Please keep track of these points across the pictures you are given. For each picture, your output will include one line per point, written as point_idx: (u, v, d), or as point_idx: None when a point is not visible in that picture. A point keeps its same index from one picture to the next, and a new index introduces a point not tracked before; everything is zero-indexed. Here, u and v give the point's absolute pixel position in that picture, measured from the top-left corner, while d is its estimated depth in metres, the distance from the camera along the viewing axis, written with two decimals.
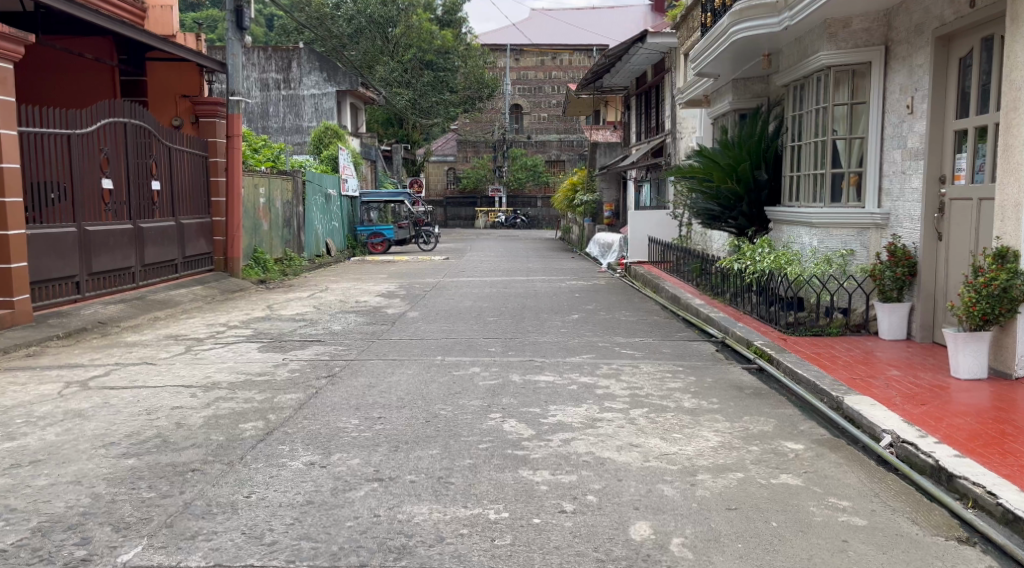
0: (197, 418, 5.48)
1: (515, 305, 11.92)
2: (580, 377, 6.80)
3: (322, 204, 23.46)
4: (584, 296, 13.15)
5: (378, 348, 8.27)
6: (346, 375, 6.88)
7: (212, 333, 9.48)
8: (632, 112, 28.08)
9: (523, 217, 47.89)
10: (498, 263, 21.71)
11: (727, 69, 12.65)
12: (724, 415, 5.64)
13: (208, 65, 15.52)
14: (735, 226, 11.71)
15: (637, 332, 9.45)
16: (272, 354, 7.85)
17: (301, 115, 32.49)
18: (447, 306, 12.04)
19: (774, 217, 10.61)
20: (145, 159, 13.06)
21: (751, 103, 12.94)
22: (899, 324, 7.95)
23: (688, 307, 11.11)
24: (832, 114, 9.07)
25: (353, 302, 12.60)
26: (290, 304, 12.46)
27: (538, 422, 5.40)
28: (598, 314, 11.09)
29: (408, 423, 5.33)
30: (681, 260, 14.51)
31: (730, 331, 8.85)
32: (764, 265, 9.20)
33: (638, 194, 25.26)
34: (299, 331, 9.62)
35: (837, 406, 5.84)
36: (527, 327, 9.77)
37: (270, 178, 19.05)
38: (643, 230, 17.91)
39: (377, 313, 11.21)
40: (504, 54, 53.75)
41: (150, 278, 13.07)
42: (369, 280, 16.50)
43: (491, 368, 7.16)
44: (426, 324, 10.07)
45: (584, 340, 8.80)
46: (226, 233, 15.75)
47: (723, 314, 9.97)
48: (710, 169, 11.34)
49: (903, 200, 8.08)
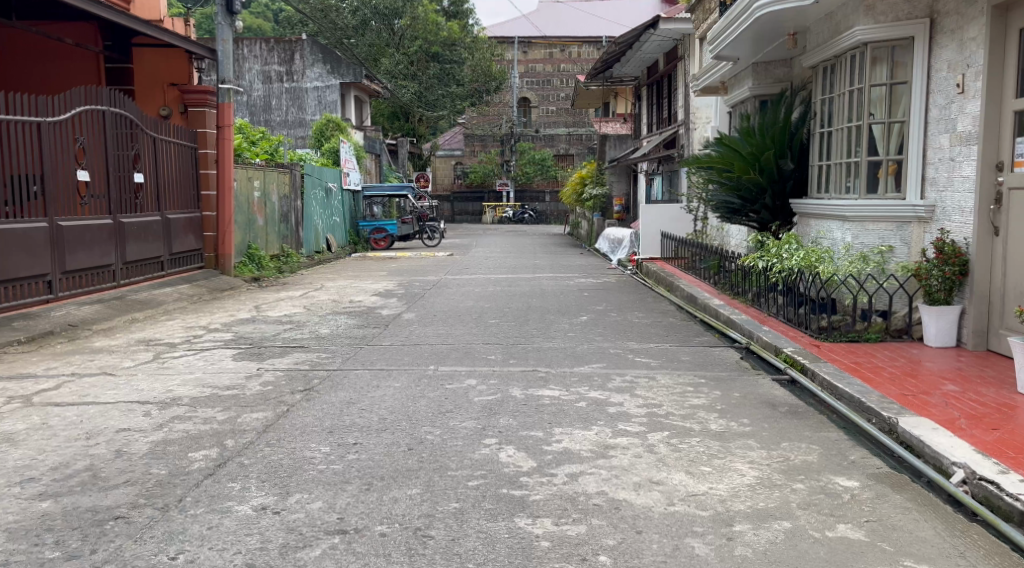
0: (142, 445, 4.68)
1: (519, 305, 11.11)
2: (589, 393, 5.97)
3: (322, 198, 22.72)
4: (594, 296, 12.31)
5: (365, 355, 7.47)
6: (325, 389, 6.07)
7: (188, 338, 8.71)
8: (643, 103, 27.22)
9: (531, 212, 47.18)
10: (505, 260, 20.92)
11: (747, 52, 11.80)
12: (758, 440, 4.80)
13: (198, 52, 14.76)
14: (757, 220, 10.86)
15: (651, 337, 8.62)
16: (246, 363, 7.06)
17: (304, 108, 31.71)
18: (446, 306, 11.23)
19: (800, 210, 9.77)
20: (127, 150, 12.31)
21: (773, 88, 12.10)
22: (948, 328, 7.09)
23: (705, 308, 10.30)
24: (868, 96, 8.22)
25: (347, 302, 11.81)
26: (279, 304, 11.68)
27: (540, 450, 4.58)
28: (609, 316, 10.27)
29: (387, 452, 4.54)
30: (697, 256, 13.69)
31: (756, 336, 8.03)
32: (791, 264, 8.37)
33: (649, 188, 24.41)
34: (284, 335, 8.82)
35: (890, 429, 5.03)
36: (532, 330, 8.94)
37: (266, 171, 18.29)
38: (656, 224, 17.07)
39: (370, 315, 10.42)
40: (511, 46, 52.72)
41: (133, 276, 12.33)
42: (367, 277, 15.73)
43: (491, 381, 6.34)
44: (422, 327, 9.26)
45: (593, 346, 7.97)
46: (217, 229, 15.01)
47: (745, 316, 9.16)
48: (730, 159, 10.48)
49: (951, 191, 7.25)
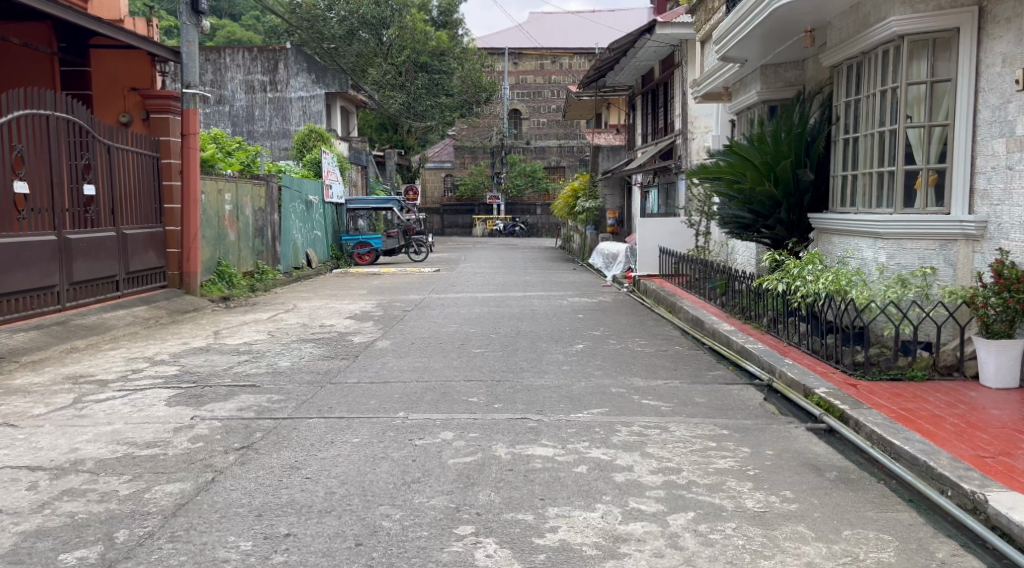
0: (7, 540, 3.56)
1: (507, 331, 10.01)
2: (590, 452, 4.87)
3: (302, 211, 21.60)
4: (590, 319, 11.24)
5: (323, 399, 6.34)
6: (266, 448, 4.95)
7: (125, 374, 7.55)
8: (637, 112, 26.22)
9: (522, 224, 46.63)
10: (494, 275, 19.81)
11: (757, 52, 10.79)
12: (811, 527, 3.72)
13: (161, 54, 13.70)
14: (770, 237, 9.79)
15: (658, 371, 7.53)
16: (180, 408, 5.92)
17: (288, 119, 30.64)
18: (425, 331, 10.11)
19: (821, 225, 8.75)
20: (77, 159, 11.22)
21: (783, 92, 11.13)
22: (1011, 364, 6.04)
23: (714, 333, 9.27)
24: (904, 96, 7.18)
25: (317, 327, 10.66)
26: (241, 329, 10.55)
27: (530, 548, 3.48)
28: (607, 343, 9.18)
29: (326, 551, 3.44)
30: (700, 274, 12.64)
31: (778, 371, 6.99)
32: (816, 288, 7.30)
33: (645, 201, 23.46)
34: (238, 370, 7.66)
35: (976, 508, 3.95)
36: (522, 363, 7.82)
37: (238, 183, 17.15)
38: (654, 239, 15.97)
39: (340, 343, 9.28)
40: (502, 57, 51.79)
41: (82, 298, 11.20)
42: (344, 297, 14.60)
43: (472, 435, 5.22)
44: (398, 358, 8.14)
45: (592, 385, 6.87)
46: (181, 245, 13.90)
47: (763, 345, 8.11)
48: (740, 168, 9.43)
49: (1009, 205, 6.25)
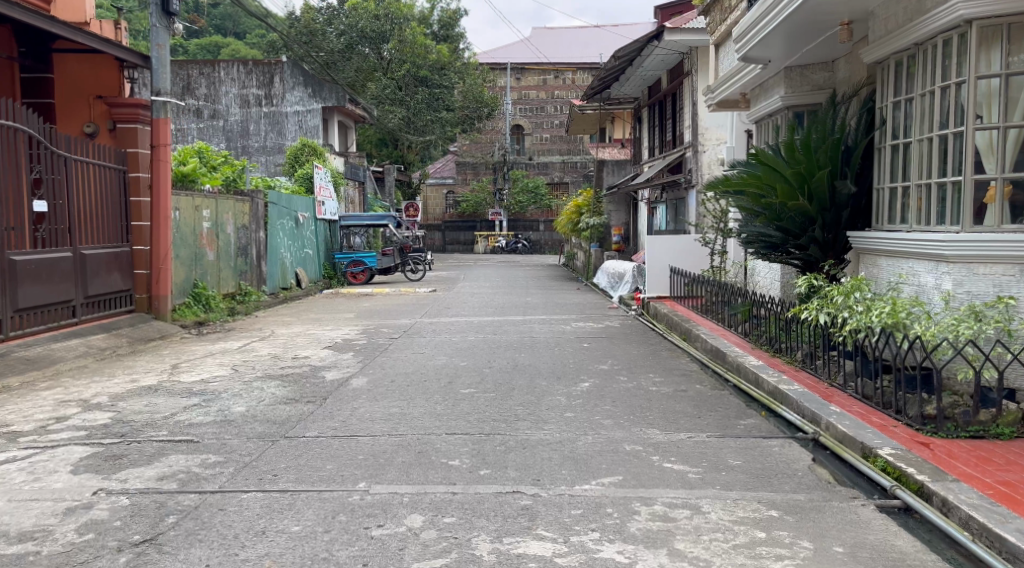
0: None
1: (504, 365, 8.81)
2: (602, 550, 3.69)
3: (291, 228, 20.52)
4: (596, 349, 10.04)
5: (270, 462, 5.14)
6: (177, 542, 3.78)
7: (45, 424, 6.34)
8: (643, 125, 25.12)
9: (524, 241, 45.59)
10: (493, 296, 18.64)
11: (781, 52, 9.67)
12: None
13: (129, 58, 12.65)
14: (800, 258, 8.59)
15: (679, 419, 6.32)
16: (86, 478, 4.73)
17: (283, 134, 29.17)
18: (410, 365, 8.92)
19: (864, 245, 7.59)
20: (27, 172, 10.12)
21: (811, 96, 10.00)
22: None
23: (738, 368, 8.09)
24: (972, 93, 6.02)
25: (289, 360, 9.44)
26: (202, 362, 9.34)
27: None
28: (618, 380, 7.98)
29: None
30: (717, 298, 11.43)
31: (825, 423, 5.81)
32: (865, 322, 6.11)
33: (652, 217, 22.38)
34: (181, 417, 6.46)
35: None
36: (517, 408, 6.63)
37: (219, 199, 16.05)
38: (663, 257, 14.79)
39: (310, 380, 8.09)
40: (504, 72, 50.73)
41: (28, 327, 10.07)
42: (329, 322, 13.48)
43: (448, 522, 4.01)
44: (372, 403, 6.92)
45: (601, 439, 5.69)
46: (151, 266, 12.79)
47: (800, 386, 6.91)
48: (768, 181, 8.24)
49: None
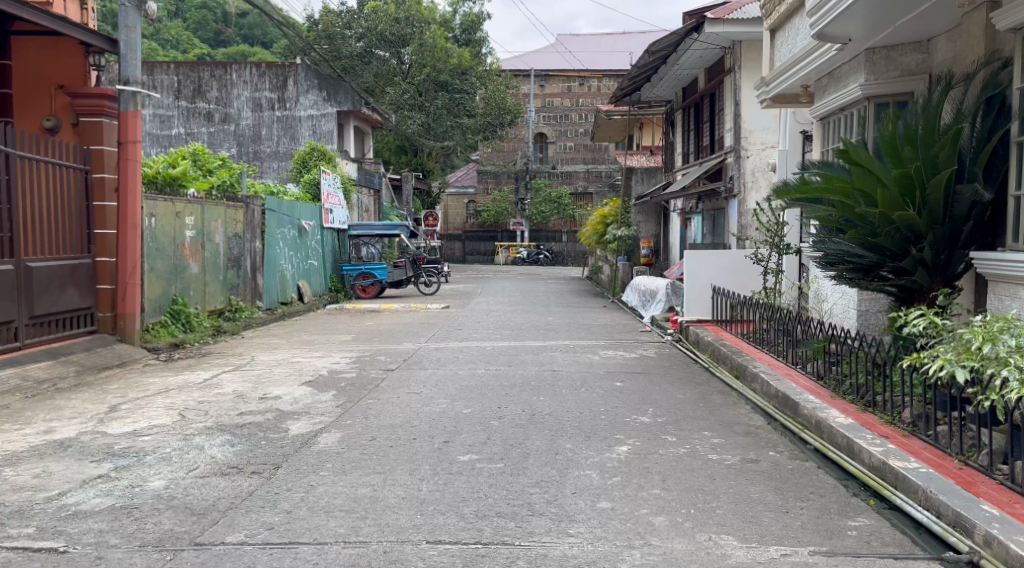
0: None
1: (517, 415, 6.95)
2: None
3: (293, 238, 18.87)
4: (632, 390, 8.18)
5: None
6: None
7: None
8: (676, 130, 23.27)
9: (547, 252, 44.03)
10: (511, 315, 16.87)
11: (863, 33, 7.85)
12: None
13: (95, 43, 11.02)
14: (898, 285, 6.66)
15: (762, 517, 4.46)
16: None
17: (296, 139, 27.61)
18: (400, 413, 7.09)
19: (995, 272, 5.76)
20: None
21: (898, 84, 8.20)
22: None
23: (819, 427, 6.21)
24: None
25: (253, 402, 7.65)
26: (148, 404, 7.57)
27: None
28: (666, 442, 6.12)
29: None
30: (773, 326, 9.55)
31: (983, 535, 3.98)
32: None
33: (687, 229, 20.56)
34: (69, 501, 4.68)
35: None
36: (533, 493, 4.78)
37: (206, 206, 14.35)
38: (705, 275, 12.90)
39: (268, 435, 6.30)
40: (527, 79, 48.88)
41: None
42: (320, 346, 11.75)
43: None
44: (337, 478, 5.11)
45: (653, 559, 3.85)
46: (116, 280, 11.12)
47: (920, 461, 5.03)
48: (860, 187, 6.34)
49: None
